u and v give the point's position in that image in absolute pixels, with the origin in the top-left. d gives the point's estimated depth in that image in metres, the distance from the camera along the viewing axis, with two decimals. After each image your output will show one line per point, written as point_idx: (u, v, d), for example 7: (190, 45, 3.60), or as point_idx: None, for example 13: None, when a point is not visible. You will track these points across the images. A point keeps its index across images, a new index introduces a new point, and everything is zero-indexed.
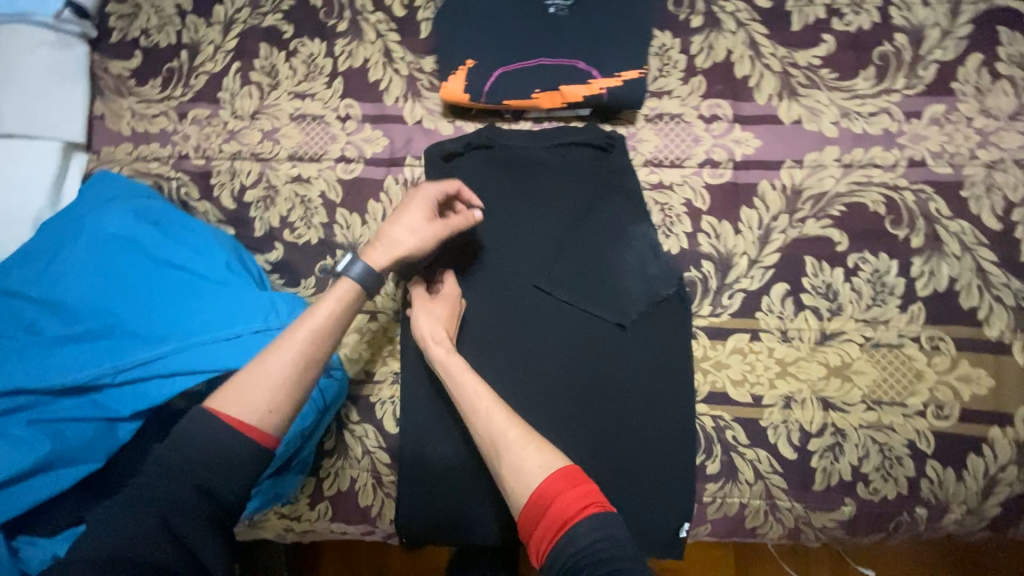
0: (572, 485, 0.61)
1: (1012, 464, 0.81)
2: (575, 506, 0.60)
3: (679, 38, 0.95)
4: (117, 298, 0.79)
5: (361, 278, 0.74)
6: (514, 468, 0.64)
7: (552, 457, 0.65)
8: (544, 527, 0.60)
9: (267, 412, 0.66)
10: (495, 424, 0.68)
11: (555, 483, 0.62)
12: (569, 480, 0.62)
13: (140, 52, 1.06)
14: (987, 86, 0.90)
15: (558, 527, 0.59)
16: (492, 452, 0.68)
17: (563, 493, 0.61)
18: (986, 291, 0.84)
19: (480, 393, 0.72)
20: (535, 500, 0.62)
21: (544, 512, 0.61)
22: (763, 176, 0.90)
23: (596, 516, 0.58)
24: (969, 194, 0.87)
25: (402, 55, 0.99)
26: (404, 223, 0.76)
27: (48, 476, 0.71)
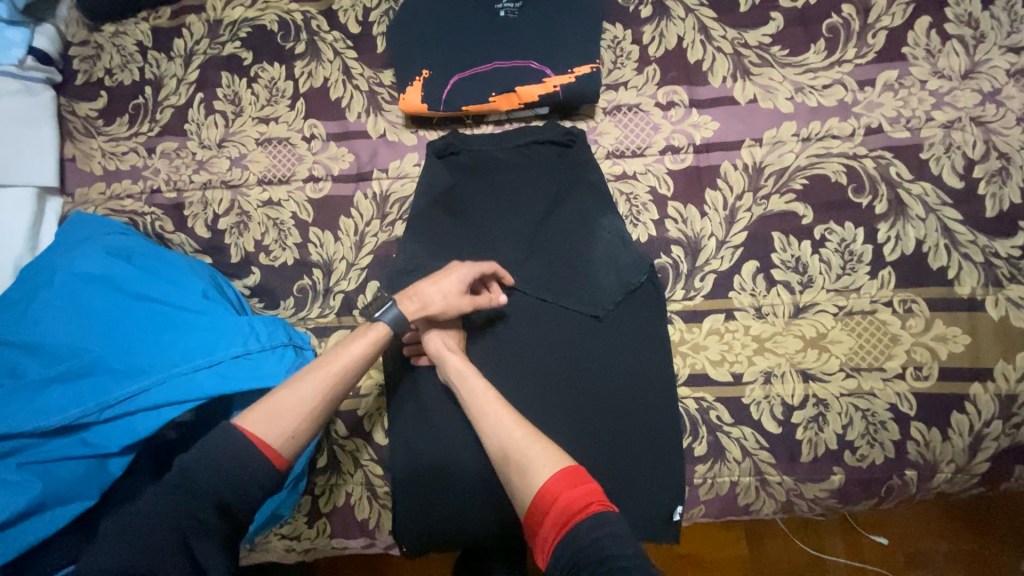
0: (574, 484, 0.60)
1: (997, 419, 0.81)
2: (575, 505, 0.58)
3: (629, 29, 0.96)
4: (96, 337, 0.80)
5: (393, 324, 0.76)
6: (522, 469, 0.64)
7: (559, 455, 0.64)
8: (546, 528, 0.59)
9: (289, 437, 0.67)
10: (503, 427, 0.69)
11: (557, 481, 0.61)
12: (571, 478, 0.61)
13: (104, 91, 1.08)
14: (937, 48, 0.90)
15: (559, 527, 0.58)
16: (500, 454, 0.68)
17: (563, 492, 0.60)
18: (954, 250, 0.85)
19: (483, 397, 0.73)
20: (536, 500, 0.61)
21: (545, 512, 0.59)
22: (724, 158, 0.91)
23: (597, 514, 0.57)
24: (929, 155, 0.88)
25: (360, 71, 1.00)
26: (440, 287, 0.78)
27: (42, 517, 0.72)
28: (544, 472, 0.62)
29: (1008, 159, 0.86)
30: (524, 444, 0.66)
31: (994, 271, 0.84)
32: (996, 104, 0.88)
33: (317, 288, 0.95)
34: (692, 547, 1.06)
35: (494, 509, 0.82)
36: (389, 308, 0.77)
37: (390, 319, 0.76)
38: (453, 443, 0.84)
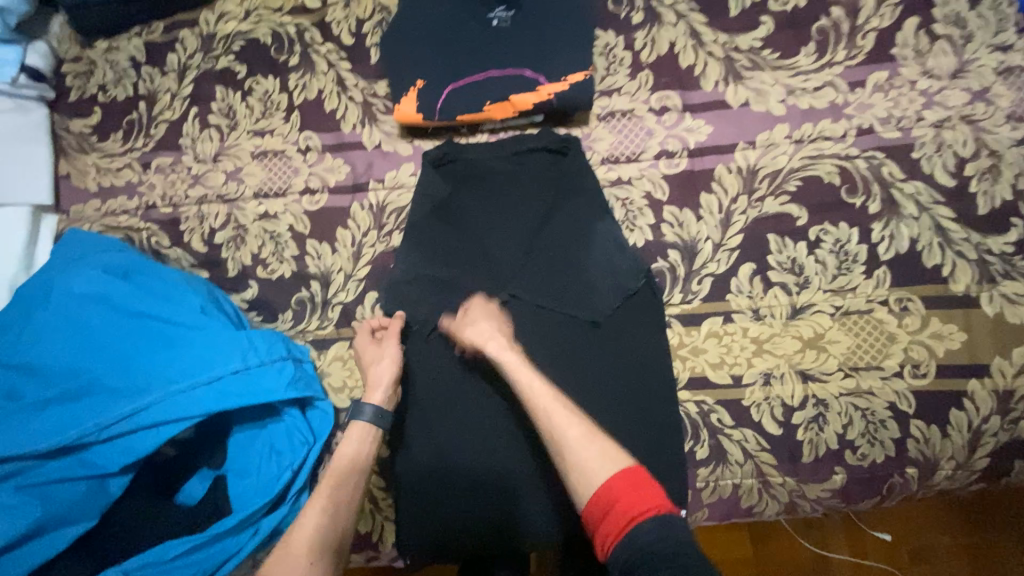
0: (637, 485, 0.60)
1: (995, 414, 0.82)
2: (638, 506, 0.58)
3: (621, 35, 0.97)
4: (94, 356, 0.80)
5: (374, 420, 0.79)
6: (578, 468, 0.63)
7: (617, 456, 0.63)
8: (607, 524, 0.59)
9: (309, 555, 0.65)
10: (557, 424, 0.66)
11: (621, 482, 0.60)
12: (633, 480, 0.60)
13: (98, 107, 1.08)
14: (926, 48, 0.91)
15: (622, 525, 0.58)
16: (554, 448, 0.66)
17: (626, 493, 0.59)
18: (948, 247, 0.86)
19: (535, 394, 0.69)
20: (597, 496, 0.61)
21: (606, 508, 0.60)
22: (718, 161, 0.91)
23: (658, 518, 0.57)
24: (920, 155, 0.89)
25: (355, 83, 1.00)
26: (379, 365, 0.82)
27: (42, 539, 0.73)
28: (599, 471, 0.61)
29: (999, 157, 0.87)
30: (585, 441, 0.64)
31: (988, 268, 0.85)
32: (985, 103, 0.89)
33: (316, 300, 0.95)
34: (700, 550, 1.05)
35: (497, 516, 0.82)
36: (360, 408, 0.79)
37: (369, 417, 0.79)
38: (456, 450, 0.83)
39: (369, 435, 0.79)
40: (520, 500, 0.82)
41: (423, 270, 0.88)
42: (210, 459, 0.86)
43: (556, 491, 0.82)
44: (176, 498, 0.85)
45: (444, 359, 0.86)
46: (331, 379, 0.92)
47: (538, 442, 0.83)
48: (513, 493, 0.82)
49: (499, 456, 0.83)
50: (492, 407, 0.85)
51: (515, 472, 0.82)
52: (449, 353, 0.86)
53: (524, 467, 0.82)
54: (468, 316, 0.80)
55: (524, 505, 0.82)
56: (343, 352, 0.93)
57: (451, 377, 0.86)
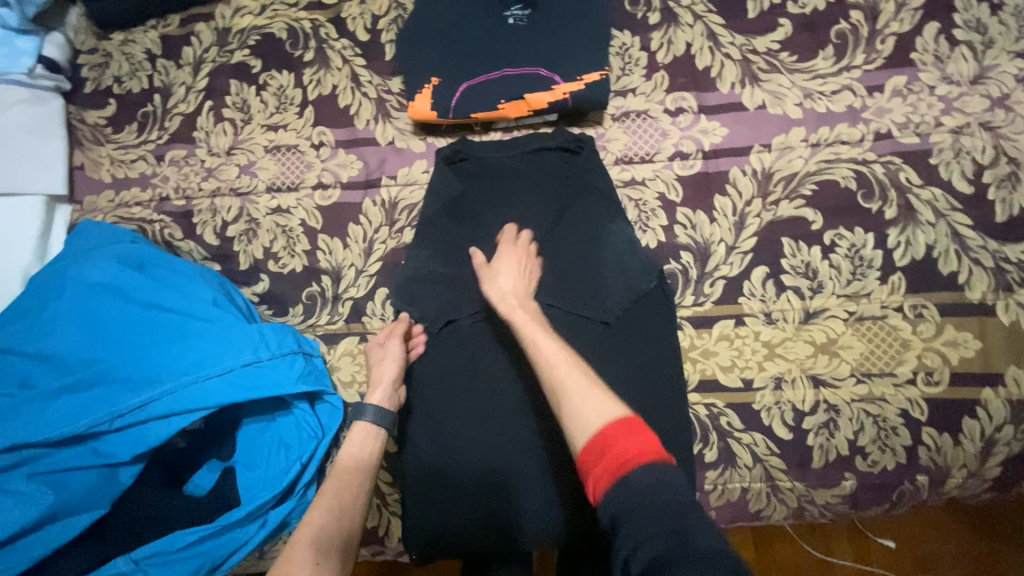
0: (634, 434, 0.55)
1: (1009, 424, 0.81)
2: (634, 452, 0.54)
3: (638, 35, 0.96)
4: (106, 347, 0.80)
5: (377, 420, 0.78)
6: (575, 415, 0.59)
7: (615, 406, 0.59)
8: (600, 471, 0.55)
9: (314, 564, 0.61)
10: (558, 375, 0.64)
11: (618, 431, 0.56)
12: (631, 427, 0.56)
13: (113, 99, 1.08)
14: (946, 53, 0.91)
15: (615, 471, 0.54)
16: (552, 397, 0.63)
17: (622, 439, 0.55)
18: (964, 254, 0.85)
19: (540, 347, 0.68)
20: (591, 442, 0.57)
21: (600, 454, 0.55)
22: (733, 163, 0.91)
23: (655, 466, 0.52)
24: (938, 160, 0.88)
25: (369, 79, 1.00)
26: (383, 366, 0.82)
27: (52, 527, 0.73)
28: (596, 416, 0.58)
29: (1019, 164, 0.86)
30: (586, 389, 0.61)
31: (1005, 276, 0.84)
32: (1005, 110, 0.88)
33: (326, 295, 0.95)
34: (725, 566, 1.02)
35: (503, 515, 0.82)
36: (363, 408, 0.78)
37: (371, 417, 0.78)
38: (464, 447, 0.83)
39: (371, 437, 0.77)
40: (527, 500, 0.82)
41: (434, 266, 0.88)
42: (218, 450, 0.87)
43: (563, 493, 0.81)
44: (185, 488, 0.84)
45: (454, 357, 0.86)
46: (341, 374, 0.92)
47: (546, 442, 0.82)
48: (520, 492, 0.82)
49: (506, 455, 0.82)
50: (501, 406, 0.84)
51: (523, 472, 0.82)
52: (458, 350, 0.86)
53: (532, 468, 0.82)
54: (494, 269, 0.80)
55: (531, 505, 0.81)
56: (353, 347, 0.93)
57: (460, 374, 0.85)
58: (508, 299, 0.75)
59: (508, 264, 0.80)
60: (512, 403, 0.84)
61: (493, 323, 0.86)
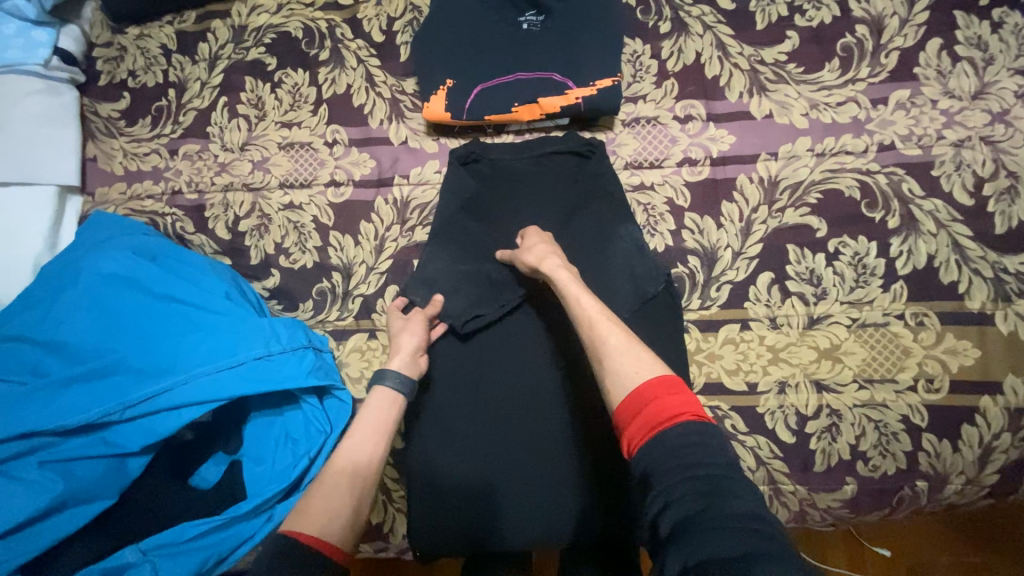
0: (668, 392, 0.57)
1: (1006, 431, 0.83)
2: (673, 410, 0.55)
3: (649, 44, 0.98)
4: (119, 337, 0.81)
5: (399, 387, 0.75)
6: (620, 371, 0.60)
7: (653, 364, 0.60)
8: (636, 424, 0.56)
9: (326, 520, 0.61)
10: (596, 332, 0.65)
11: (651, 388, 0.57)
12: (672, 386, 0.57)
13: (127, 93, 1.09)
14: (948, 69, 0.93)
15: (652, 426, 0.55)
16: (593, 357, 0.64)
17: (663, 397, 0.56)
18: (964, 265, 0.87)
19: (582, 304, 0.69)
20: (631, 397, 0.58)
21: (638, 409, 0.57)
22: (740, 171, 0.93)
23: (692, 425, 0.54)
24: (940, 172, 0.90)
25: (384, 79, 1.02)
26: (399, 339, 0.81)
27: (61, 516, 0.74)
28: (636, 373, 0.59)
29: (1017, 178, 0.89)
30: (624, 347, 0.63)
31: (1004, 286, 0.86)
32: (1005, 125, 0.90)
33: (337, 291, 0.96)
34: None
35: (507, 514, 0.82)
36: (386, 372, 0.76)
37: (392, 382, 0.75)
38: (472, 446, 0.84)
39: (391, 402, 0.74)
40: (533, 500, 0.82)
41: (453, 267, 0.89)
42: (225, 443, 0.87)
43: (567, 493, 0.82)
44: (191, 480, 0.85)
45: (464, 355, 0.88)
46: (349, 370, 0.93)
47: (553, 441, 0.84)
48: (525, 492, 0.82)
49: (514, 455, 0.83)
50: (510, 405, 0.85)
51: (530, 472, 0.83)
52: (468, 348, 0.88)
53: (539, 468, 0.83)
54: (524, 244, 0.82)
55: (535, 505, 0.82)
56: (362, 343, 0.94)
57: (469, 372, 0.87)
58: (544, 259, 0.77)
59: (536, 239, 0.82)
60: (520, 403, 0.85)
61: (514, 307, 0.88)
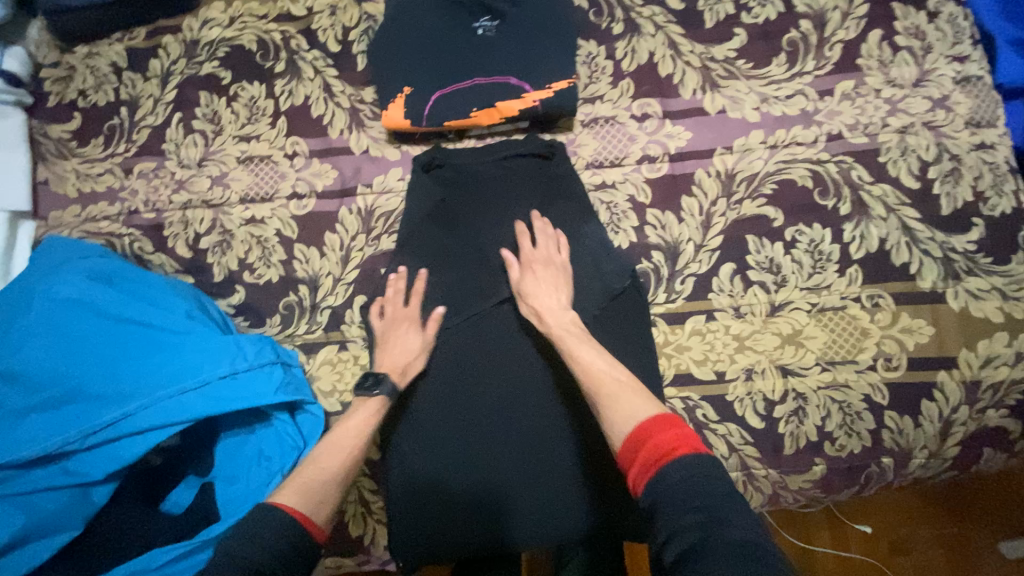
0: (667, 426, 0.61)
1: (963, 404, 0.86)
2: (669, 444, 0.58)
3: (603, 45, 1.00)
4: (76, 363, 0.78)
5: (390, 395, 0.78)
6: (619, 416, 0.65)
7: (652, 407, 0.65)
8: (638, 462, 0.59)
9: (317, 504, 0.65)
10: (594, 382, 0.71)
11: (652, 424, 0.61)
12: (666, 422, 0.61)
13: (79, 113, 1.06)
14: (889, 59, 0.97)
15: (653, 462, 0.58)
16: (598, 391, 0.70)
17: (658, 433, 0.60)
18: (915, 246, 0.90)
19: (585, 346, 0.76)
20: (630, 437, 0.62)
21: (638, 448, 0.60)
22: (698, 166, 0.95)
23: (691, 456, 0.56)
24: (886, 159, 0.94)
25: (342, 89, 1.01)
26: (384, 358, 0.82)
27: (24, 550, 0.72)
28: (634, 417, 0.64)
29: (959, 160, 0.93)
30: (615, 393, 0.68)
31: (952, 265, 0.89)
32: (945, 110, 0.94)
33: (304, 304, 0.94)
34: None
35: (491, 520, 0.81)
36: (384, 379, 0.79)
37: (388, 391, 0.78)
38: (451, 451, 0.83)
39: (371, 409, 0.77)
40: (516, 502, 0.82)
41: (425, 278, 0.89)
42: (197, 466, 0.85)
43: (549, 494, 0.82)
44: (161, 506, 0.83)
45: (435, 361, 0.86)
46: (320, 384, 0.91)
47: (532, 440, 0.83)
48: (506, 496, 0.82)
49: (493, 461, 0.82)
50: (485, 411, 0.84)
51: (512, 473, 0.82)
52: (441, 352, 0.86)
53: (522, 469, 0.82)
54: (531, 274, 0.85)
55: (518, 508, 0.81)
56: (332, 356, 0.92)
57: (442, 380, 0.86)
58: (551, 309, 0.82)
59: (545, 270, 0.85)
60: (498, 403, 0.84)
61: (486, 315, 0.87)
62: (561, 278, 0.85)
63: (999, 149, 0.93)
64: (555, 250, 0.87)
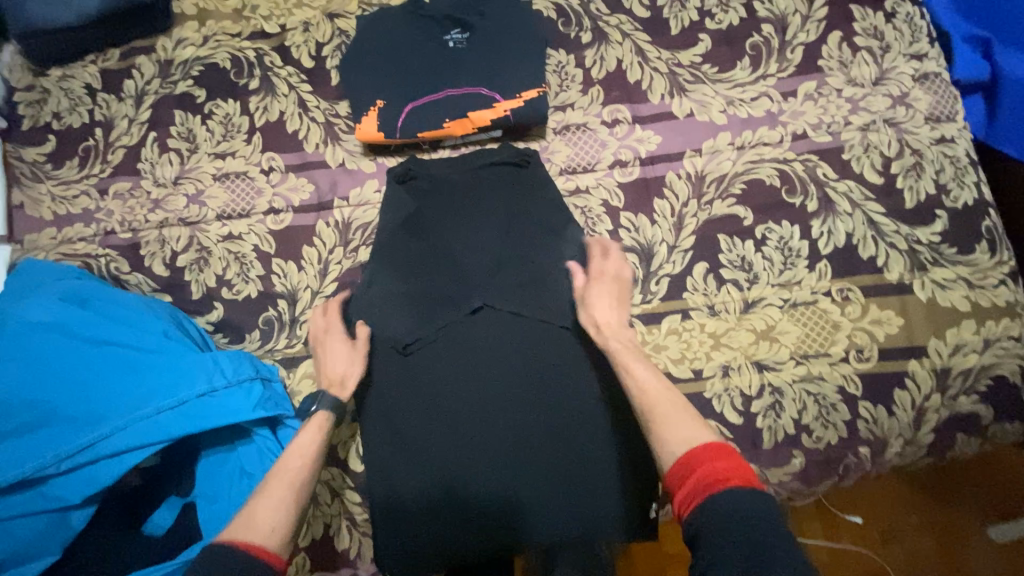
0: (722, 456, 0.60)
1: (936, 392, 0.88)
2: (717, 475, 0.58)
3: (572, 54, 1.02)
4: (50, 387, 0.78)
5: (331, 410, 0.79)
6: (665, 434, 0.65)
7: (704, 435, 0.64)
8: (682, 487, 0.60)
9: (271, 530, 0.66)
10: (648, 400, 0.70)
11: (706, 452, 0.61)
12: (714, 451, 0.60)
13: (53, 135, 1.06)
14: (849, 59, 1.00)
15: (698, 490, 0.58)
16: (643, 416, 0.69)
17: (712, 462, 0.59)
18: (880, 240, 0.93)
19: (635, 370, 0.74)
20: (681, 459, 0.61)
21: (690, 470, 0.60)
22: (668, 168, 0.97)
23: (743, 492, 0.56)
24: (850, 156, 0.96)
25: (316, 104, 1.02)
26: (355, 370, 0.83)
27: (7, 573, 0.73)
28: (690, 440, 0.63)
29: (920, 155, 0.96)
30: (670, 410, 0.68)
31: (918, 257, 0.92)
32: (904, 107, 0.98)
33: (283, 319, 0.95)
34: (645, 566, 1.05)
35: (475, 528, 0.81)
36: (322, 395, 0.81)
37: (328, 406, 0.80)
38: (430, 460, 0.83)
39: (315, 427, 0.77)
40: (501, 508, 0.82)
41: (407, 288, 0.89)
42: (177, 486, 0.84)
43: (533, 499, 0.82)
44: (143, 529, 0.81)
45: (412, 372, 0.86)
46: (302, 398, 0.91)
47: (515, 447, 0.83)
48: (490, 503, 0.82)
49: (476, 469, 0.82)
50: (467, 419, 0.84)
51: (494, 479, 0.82)
52: (414, 363, 0.86)
53: (504, 474, 0.82)
54: (590, 292, 0.84)
55: (504, 515, 0.81)
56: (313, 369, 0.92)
57: (421, 391, 0.85)
58: (598, 328, 0.80)
59: (603, 290, 0.84)
60: (475, 411, 0.84)
61: (465, 322, 0.87)
62: (613, 295, 0.84)
63: (958, 143, 0.96)
64: (617, 267, 0.88)
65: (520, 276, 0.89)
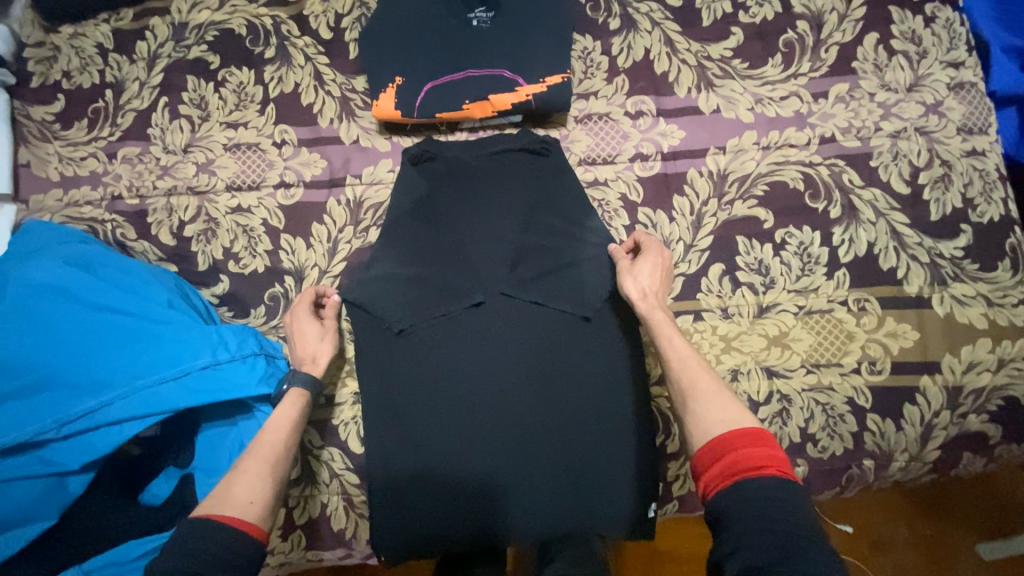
0: (758, 444, 0.56)
1: (945, 409, 0.86)
2: (753, 462, 0.55)
3: (599, 40, 0.99)
4: (51, 351, 0.76)
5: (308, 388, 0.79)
6: (692, 420, 0.62)
7: (743, 418, 0.60)
8: (715, 468, 0.57)
9: (250, 503, 0.63)
10: (686, 377, 0.67)
11: (742, 436, 0.57)
12: (755, 437, 0.57)
13: (62, 95, 1.03)
14: (884, 62, 0.97)
15: (730, 474, 0.55)
16: (678, 395, 0.66)
17: (747, 448, 0.56)
18: (902, 251, 0.91)
19: (675, 345, 0.70)
20: (714, 440, 0.58)
21: (722, 452, 0.57)
22: (691, 165, 0.94)
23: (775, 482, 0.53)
24: (878, 163, 0.94)
25: (332, 77, 1.00)
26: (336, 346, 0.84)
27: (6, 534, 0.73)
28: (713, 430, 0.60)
29: (950, 167, 0.93)
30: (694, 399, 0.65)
31: (939, 271, 0.90)
32: (937, 115, 0.95)
33: (289, 296, 0.93)
34: (636, 563, 1.05)
35: (472, 514, 0.81)
36: (296, 373, 0.80)
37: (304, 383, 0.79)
38: (431, 444, 0.82)
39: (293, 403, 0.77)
40: (500, 496, 0.81)
41: (423, 270, 0.87)
42: (176, 458, 0.84)
43: (533, 489, 0.81)
44: (141, 498, 0.83)
45: (418, 355, 0.85)
46: None
47: (517, 437, 0.82)
48: (488, 491, 0.81)
49: (477, 457, 0.81)
50: (470, 406, 0.83)
51: (495, 468, 0.81)
52: (417, 348, 0.85)
53: (504, 464, 0.81)
54: (635, 265, 0.80)
55: (502, 504, 0.81)
56: None
57: (425, 375, 0.84)
58: (648, 298, 0.76)
59: (652, 265, 0.79)
60: (478, 398, 0.83)
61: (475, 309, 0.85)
62: (660, 275, 0.80)
63: (990, 157, 0.93)
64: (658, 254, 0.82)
65: (535, 265, 0.87)
